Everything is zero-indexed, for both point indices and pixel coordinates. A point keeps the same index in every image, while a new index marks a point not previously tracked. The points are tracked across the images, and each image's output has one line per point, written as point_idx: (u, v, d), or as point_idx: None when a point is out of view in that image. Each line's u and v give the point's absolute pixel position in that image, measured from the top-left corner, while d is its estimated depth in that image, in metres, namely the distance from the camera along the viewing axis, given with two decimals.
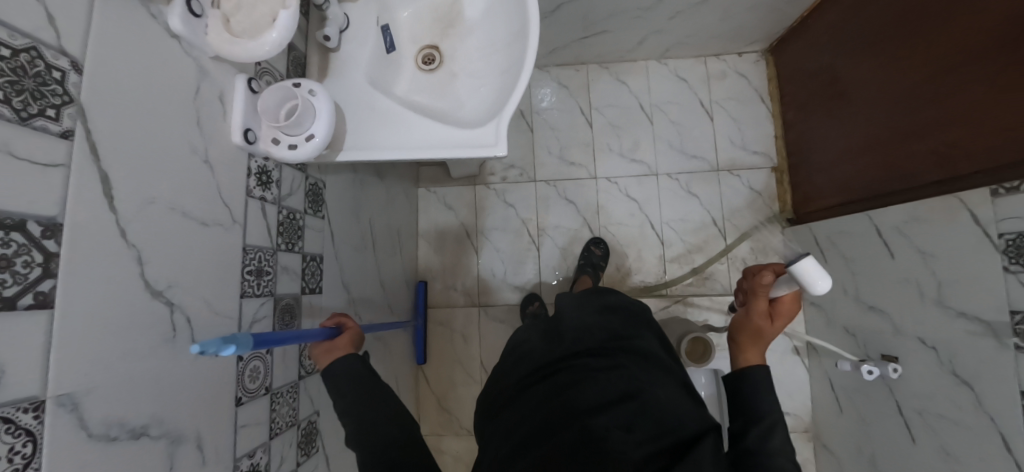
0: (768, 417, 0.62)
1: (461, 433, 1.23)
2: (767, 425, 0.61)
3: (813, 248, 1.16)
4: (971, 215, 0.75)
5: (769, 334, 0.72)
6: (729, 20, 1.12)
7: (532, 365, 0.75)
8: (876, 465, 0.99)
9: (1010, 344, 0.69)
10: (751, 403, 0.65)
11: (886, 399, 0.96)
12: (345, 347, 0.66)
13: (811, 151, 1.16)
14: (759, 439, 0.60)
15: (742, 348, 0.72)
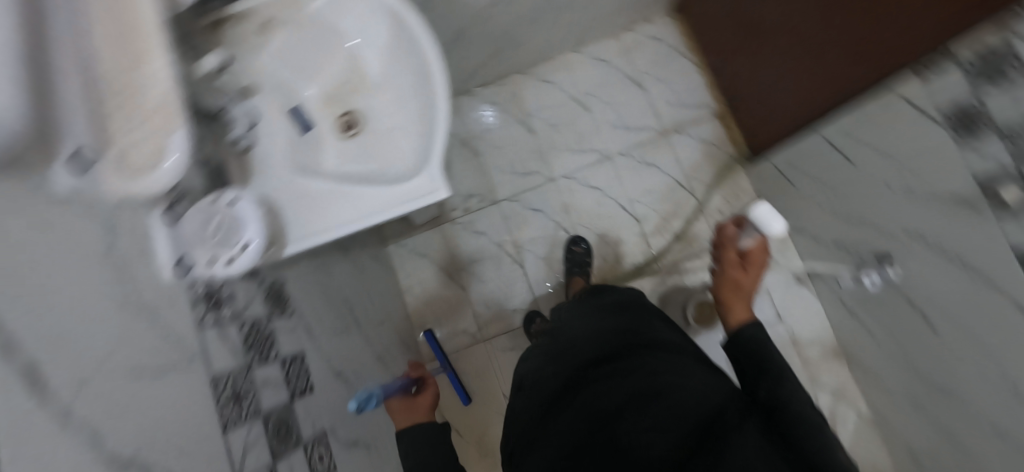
0: (776, 368, 0.60)
1: None
2: (778, 376, 0.59)
3: (778, 177, 1.17)
4: (908, 101, 0.77)
5: (747, 284, 0.75)
6: None
7: (545, 391, 0.73)
8: (912, 366, 0.97)
9: (989, 213, 0.69)
10: (759, 358, 0.63)
11: (898, 300, 0.95)
12: (424, 411, 0.72)
13: (744, 87, 1.18)
14: (773, 390, 0.57)
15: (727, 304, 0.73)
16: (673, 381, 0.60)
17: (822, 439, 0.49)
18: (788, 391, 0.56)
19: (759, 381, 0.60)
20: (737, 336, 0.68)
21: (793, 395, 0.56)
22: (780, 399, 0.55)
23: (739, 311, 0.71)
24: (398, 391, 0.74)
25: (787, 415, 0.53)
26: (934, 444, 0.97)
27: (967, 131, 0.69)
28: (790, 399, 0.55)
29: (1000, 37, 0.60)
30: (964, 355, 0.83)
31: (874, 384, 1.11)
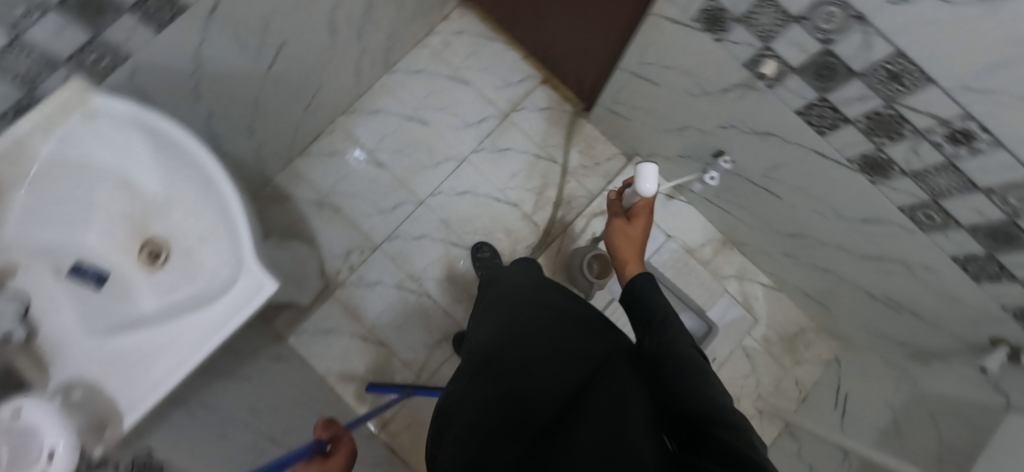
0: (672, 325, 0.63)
1: None
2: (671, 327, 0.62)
3: (611, 117, 1.24)
4: (667, 18, 0.84)
5: (638, 239, 0.90)
6: None
7: (457, 397, 0.72)
8: (773, 229, 1.11)
9: (763, 88, 0.81)
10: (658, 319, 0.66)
11: (739, 181, 1.07)
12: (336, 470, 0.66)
13: (551, 50, 1.25)
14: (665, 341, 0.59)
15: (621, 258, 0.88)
16: (571, 355, 0.62)
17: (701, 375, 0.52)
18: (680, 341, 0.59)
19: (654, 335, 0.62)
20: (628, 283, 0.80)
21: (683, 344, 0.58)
22: (669, 347, 0.58)
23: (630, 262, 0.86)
24: (306, 456, 0.68)
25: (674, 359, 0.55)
26: (823, 280, 1.11)
27: (719, 30, 0.78)
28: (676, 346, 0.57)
29: None
30: (806, 203, 0.96)
31: (761, 256, 1.23)
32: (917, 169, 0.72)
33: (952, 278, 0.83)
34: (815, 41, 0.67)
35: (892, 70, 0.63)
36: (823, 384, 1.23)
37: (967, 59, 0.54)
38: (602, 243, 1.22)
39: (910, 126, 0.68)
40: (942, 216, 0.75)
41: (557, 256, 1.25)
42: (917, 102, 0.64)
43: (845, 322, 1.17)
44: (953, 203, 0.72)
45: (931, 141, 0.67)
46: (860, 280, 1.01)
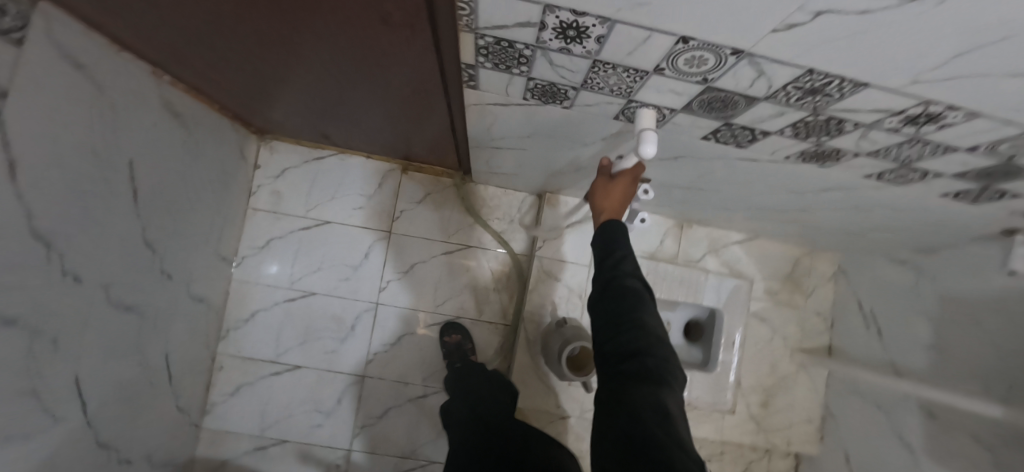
0: (626, 263, 0.62)
1: None
2: (623, 268, 0.61)
3: (494, 176, 1.05)
4: (492, 105, 0.64)
5: (618, 199, 0.67)
6: (191, 182, 0.91)
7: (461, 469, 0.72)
8: (719, 208, 0.97)
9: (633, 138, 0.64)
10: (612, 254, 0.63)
11: (665, 189, 0.90)
12: None
13: (391, 143, 1.03)
14: (612, 284, 0.61)
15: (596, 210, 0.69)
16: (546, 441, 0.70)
17: (647, 325, 0.56)
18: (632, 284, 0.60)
19: (605, 274, 0.62)
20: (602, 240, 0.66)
21: (635, 291, 0.59)
22: (618, 296, 0.59)
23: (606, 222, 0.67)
24: None
25: (624, 311, 0.57)
26: (794, 225, 0.99)
27: (562, 99, 0.58)
28: (628, 296, 0.58)
29: (474, 35, 0.47)
30: (745, 191, 0.81)
31: (717, 222, 1.11)
32: (873, 150, 0.55)
33: (941, 204, 0.70)
34: (688, 83, 0.48)
35: (806, 86, 0.45)
36: (842, 302, 1.17)
37: (913, 52, 0.37)
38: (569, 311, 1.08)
39: (852, 123, 0.50)
40: (919, 173, 0.60)
41: (529, 371, 1.06)
42: (852, 105, 0.47)
43: (827, 241, 1.08)
44: (931, 163, 0.56)
45: (884, 127, 0.50)
46: (829, 220, 0.90)
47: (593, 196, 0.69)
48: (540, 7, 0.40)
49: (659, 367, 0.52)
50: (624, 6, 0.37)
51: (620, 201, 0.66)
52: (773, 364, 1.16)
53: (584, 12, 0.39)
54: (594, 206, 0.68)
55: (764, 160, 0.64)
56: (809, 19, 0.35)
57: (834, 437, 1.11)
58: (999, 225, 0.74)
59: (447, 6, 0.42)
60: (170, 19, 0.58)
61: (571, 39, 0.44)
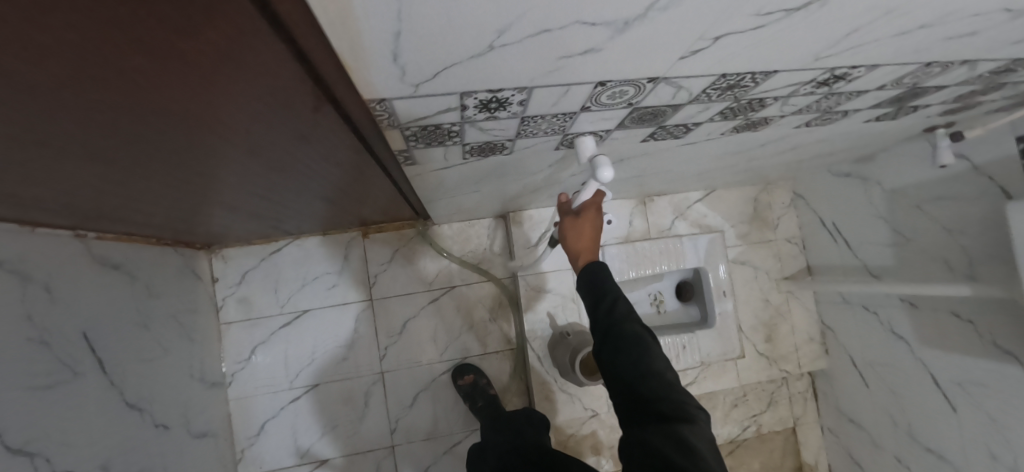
0: (619, 308, 0.64)
1: None
2: (620, 314, 0.64)
3: (455, 214, 1.05)
4: (432, 169, 0.63)
5: (591, 232, 0.72)
6: (154, 324, 0.86)
7: None
8: (674, 179, 1.00)
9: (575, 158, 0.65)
10: (605, 301, 0.66)
11: (620, 182, 0.93)
12: None
13: (343, 218, 1.01)
14: (614, 331, 0.63)
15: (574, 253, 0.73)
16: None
17: (653, 367, 0.59)
18: (630, 327, 0.62)
19: (602, 321, 0.65)
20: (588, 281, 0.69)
21: (636, 333, 0.62)
22: (623, 342, 0.61)
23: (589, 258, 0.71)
24: None
25: (628, 357, 0.60)
26: (744, 173, 1.04)
27: (500, 149, 0.57)
28: (630, 342, 0.61)
29: (398, 129, 0.46)
30: (692, 163, 0.84)
31: (675, 189, 1.15)
32: (797, 109, 0.58)
33: (867, 127, 0.75)
34: (615, 110, 0.49)
35: (723, 85, 0.47)
36: (806, 224, 1.24)
37: (813, 39, 0.39)
38: (567, 318, 1.10)
39: (771, 98, 0.53)
40: (842, 113, 0.64)
41: (554, 390, 1.09)
42: (768, 87, 0.49)
43: (776, 175, 1.14)
44: (851, 104, 0.60)
45: (803, 92, 0.52)
46: (774, 161, 0.95)
47: (567, 241, 0.73)
48: (455, 96, 0.39)
49: (673, 405, 0.56)
50: (538, 75, 0.38)
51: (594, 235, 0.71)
52: (763, 300, 1.23)
53: (500, 89, 0.39)
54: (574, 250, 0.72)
55: (701, 141, 0.67)
56: (710, 44, 0.36)
57: (837, 347, 1.22)
58: (922, 125, 0.79)
59: (362, 111, 0.41)
60: (78, 188, 0.54)
61: (495, 110, 0.44)
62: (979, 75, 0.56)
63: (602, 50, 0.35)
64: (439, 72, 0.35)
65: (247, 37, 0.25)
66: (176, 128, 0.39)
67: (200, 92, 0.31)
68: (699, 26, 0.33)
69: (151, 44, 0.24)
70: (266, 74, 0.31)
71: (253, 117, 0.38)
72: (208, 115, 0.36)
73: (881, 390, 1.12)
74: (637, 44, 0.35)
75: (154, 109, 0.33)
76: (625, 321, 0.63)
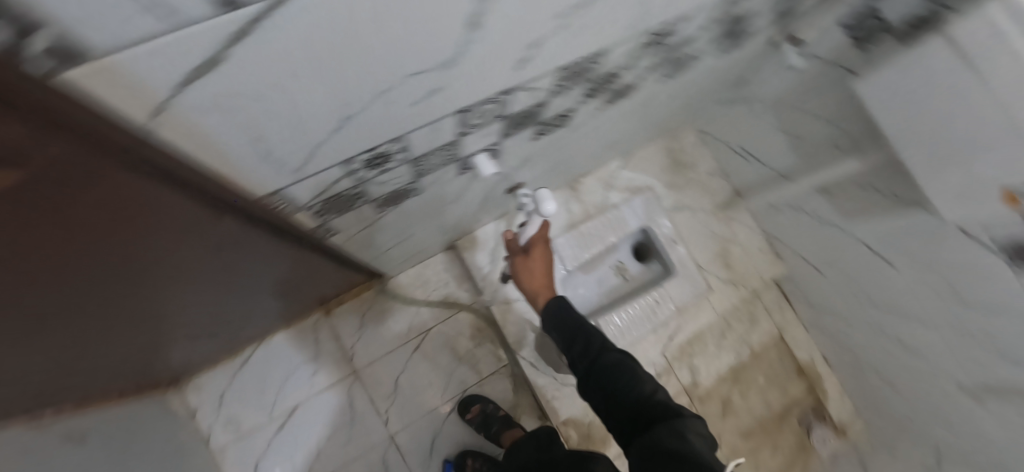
0: (595, 341, 0.80)
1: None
2: (600, 344, 0.79)
3: (405, 262, 1.07)
4: (358, 231, 0.67)
5: (541, 268, 0.96)
6: None
7: None
8: (588, 158, 1.08)
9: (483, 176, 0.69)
10: (582, 338, 0.81)
11: (540, 178, 0.99)
12: None
13: (300, 306, 1.01)
14: (599, 357, 0.77)
15: (531, 286, 0.96)
16: None
17: (638, 377, 0.73)
18: (610, 354, 0.77)
19: (585, 355, 0.79)
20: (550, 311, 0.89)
21: (617, 356, 0.77)
22: (609, 364, 0.76)
23: (543, 289, 0.95)
24: None
25: (614, 380, 0.74)
26: (646, 131, 1.14)
27: (410, 192, 0.61)
28: (612, 367, 0.75)
29: (304, 209, 0.49)
30: (593, 139, 0.91)
31: (595, 166, 1.23)
32: (650, 67, 0.65)
33: (720, 61, 0.85)
34: (491, 125, 0.54)
35: (571, 72, 0.52)
36: (719, 154, 1.35)
37: (617, 13, 0.44)
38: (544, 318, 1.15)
39: (620, 67, 0.59)
40: (690, 57, 0.72)
41: (558, 389, 1.13)
42: (611, 60, 0.55)
43: (676, 123, 1.24)
44: (692, 47, 0.67)
45: (643, 53, 0.59)
46: (664, 112, 1.04)
47: (524, 278, 0.96)
48: (338, 165, 0.43)
49: (660, 401, 0.69)
50: (403, 124, 0.42)
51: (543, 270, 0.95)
52: (709, 233, 1.33)
53: (375, 146, 0.43)
54: (531, 285, 0.95)
55: (583, 121, 0.73)
56: (533, 49, 0.41)
57: (787, 250, 1.33)
58: (765, 42, 0.90)
59: (266, 207, 0.45)
60: (25, 369, 0.54)
61: (383, 164, 0.48)
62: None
63: (446, 87, 0.39)
64: (311, 153, 0.38)
65: (126, 176, 0.29)
66: (104, 275, 0.42)
67: (107, 237, 0.35)
68: (512, 40, 0.38)
69: (47, 213, 0.27)
70: (160, 202, 0.35)
71: (170, 242, 0.42)
72: (125, 256, 0.40)
73: (834, 273, 1.23)
74: (474, 72, 0.39)
75: (73, 266, 0.36)
76: (604, 348, 0.78)
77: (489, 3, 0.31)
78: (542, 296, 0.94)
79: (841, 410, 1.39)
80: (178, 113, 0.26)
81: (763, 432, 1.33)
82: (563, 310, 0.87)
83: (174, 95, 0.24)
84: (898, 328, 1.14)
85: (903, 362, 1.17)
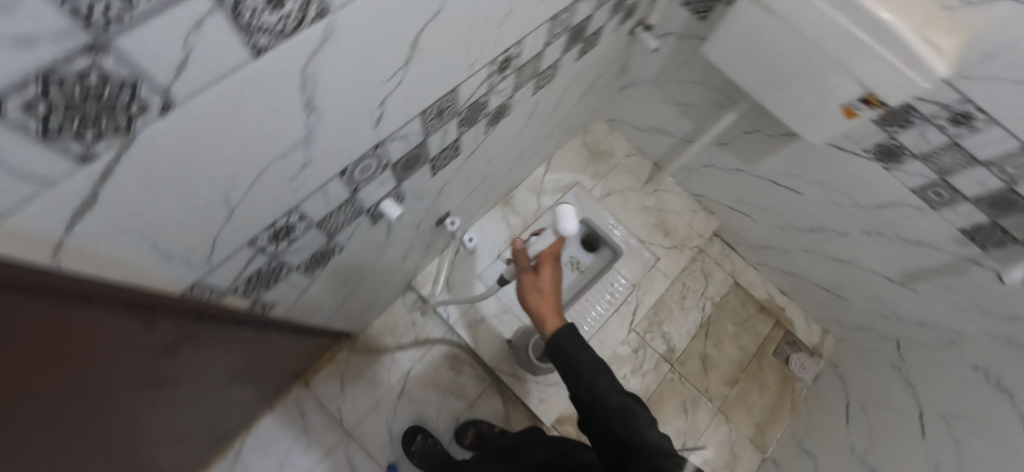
0: (599, 381, 0.70)
1: (728, 424, 1.38)
2: (601, 386, 0.69)
3: (366, 314, 1.13)
4: (298, 297, 0.72)
5: (550, 290, 0.84)
6: None
7: None
8: (507, 173, 1.16)
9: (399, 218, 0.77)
10: (581, 375, 0.70)
11: (465, 203, 1.06)
12: None
13: (275, 384, 1.03)
14: (601, 400, 0.67)
15: (536, 308, 0.82)
16: None
17: (642, 427, 0.64)
18: (614, 400, 0.67)
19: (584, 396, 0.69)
20: (560, 337, 0.74)
21: (619, 400, 0.67)
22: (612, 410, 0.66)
23: (551, 314, 0.80)
24: None
25: (619, 430, 0.64)
26: (553, 134, 1.24)
27: (332, 250, 0.67)
28: (617, 416, 0.66)
29: (231, 293, 0.55)
30: (499, 156, 1.00)
31: (520, 177, 1.32)
32: (515, 87, 0.75)
33: (587, 61, 0.96)
34: (381, 175, 0.61)
35: (435, 113, 0.59)
36: (630, 136, 1.47)
37: (450, 62, 0.52)
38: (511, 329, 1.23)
39: (484, 96, 0.67)
40: (551, 67, 0.81)
41: (545, 389, 1.19)
42: (469, 93, 0.63)
43: (581, 119, 1.35)
44: (547, 59, 0.76)
45: (498, 78, 0.66)
46: (561, 114, 1.15)
47: (528, 298, 0.84)
48: (245, 248, 0.49)
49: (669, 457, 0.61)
50: (290, 198, 0.49)
51: (551, 292, 0.83)
52: (642, 208, 1.43)
53: (272, 223, 0.49)
54: (536, 306, 0.82)
55: (475, 145, 0.82)
56: (381, 109, 0.49)
57: (714, 203, 1.45)
58: (623, 34, 1.01)
59: (197, 302, 0.50)
60: None
61: (289, 235, 0.54)
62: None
63: (314, 158, 0.46)
64: (213, 245, 0.44)
65: (67, 310, 0.35)
66: (85, 408, 0.46)
67: (76, 373, 0.40)
68: (358, 109, 0.46)
69: (4, 372, 0.32)
70: (105, 325, 0.40)
71: (119, 362, 0.45)
72: (95, 385, 0.45)
73: (758, 212, 1.36)
74: (334, 140, 0.47)
75: (37, 415, 0.39)
76: (609, 392, 0.68)
77: (314, 89, 0.39)
78: (550, 321, 0.79)
79: (810, 334, 1.52)
80: (76, 247, 0.32)
81: (746, 375, 1.43)
82: (571, 340, 0.74)
83: (65, 235, 0.31)
84: (824, 245, 1.27)
85: (838, 272, 1.31)
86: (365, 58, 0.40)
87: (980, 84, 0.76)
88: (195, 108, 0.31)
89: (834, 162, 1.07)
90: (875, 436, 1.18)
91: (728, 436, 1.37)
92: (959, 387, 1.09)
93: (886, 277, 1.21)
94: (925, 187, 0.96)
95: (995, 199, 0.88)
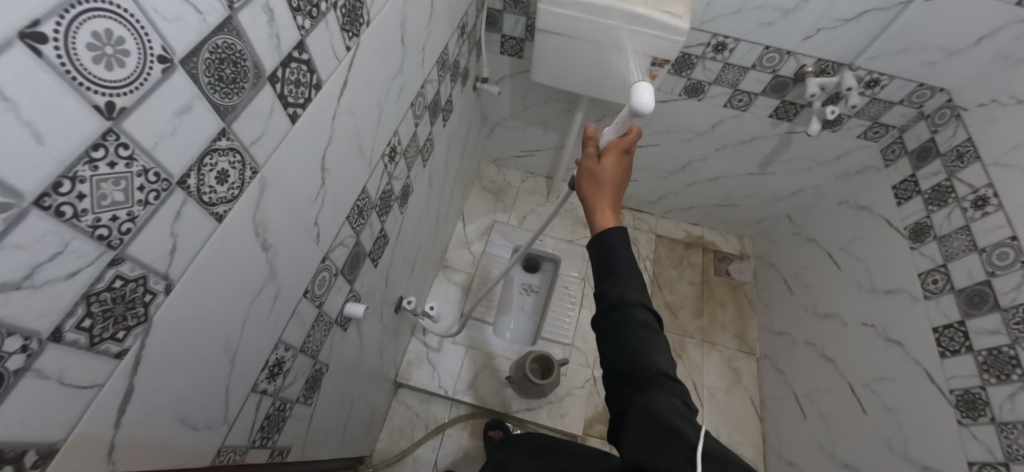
0: (633, 288, 0.57)
1: (717, 348, 1.55)
2: (630, 296, 0.57)
3: (369, 430, 1.12)
4: (305, 434, 0.74)
5: (613, 180, 0.67)
6: None
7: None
8: (432, 240, 1.27)
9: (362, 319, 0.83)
10: (613, 275, 0.58)
11: (410, 283, 1.14)
12: None
13: None
14: (625, 309, 0.56)
15: (586, 200, 0.67)
16: None
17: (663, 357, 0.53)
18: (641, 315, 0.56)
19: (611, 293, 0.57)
20: (607, 240, 0.60)
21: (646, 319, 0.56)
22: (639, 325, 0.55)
23: (605, 206, 0.64)
24: None
25: (639, 343, 0.54)
26: (454, 193, 1.39)
27: (319, 372, 0.72)
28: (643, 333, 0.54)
29: (249, 449, 0.57)
30: (419, 231, 1.11)
31: (445, 241, 1.43)
32: (407, 167, 0.87)
33: (452, 125, 1.14)
34: (335, 284, 0.68)
35: (357, 213, 0.69)
36: (514, 166, 1.68)
37: (354, 169, 0.64)
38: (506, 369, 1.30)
39: (387, 184, 0.79)
40: (427, 141, 0.96)
41: (561, 404, 1.26)
42: (376, 187, 0.74)
43: (470, 171, 1.53)
44: (421, 135, 0.90)
45: (391, 166, 0.79)
46: (453, 175, 1.31)
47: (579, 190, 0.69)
48: (250, 395, 0.53)
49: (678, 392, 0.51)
50: (276, 333, 0.55)
51: (612, 184, 0.66)
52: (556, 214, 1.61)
53: (266, 361, 0.55)
54: (588, 197, 0.66)
55: (397, 229, 0.92)
56: (318, 226, 0.58)
57: None
58: (471, 92, 1.21)
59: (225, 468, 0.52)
60: None
61: (280, 369, 0.59)
62: (444, 75, 0.94)
63: (282, 289, 0.54)
64: (227, 400, 0.49)
65: None
66: None
67: None
68: (303, 235, 0.55)
69: None
70: None
71: None
72: None
73: (638, 174, 1.62)
74: (292, 268, 0.55)
75: None
76: (637, 304, 0.56)
77: (266, 232, 0.47)
78: (603, 215, 0.63)
79: (730, 244, 1.78)
80: (126, 443, 0.37)
81: (706, 302, 1.63)
82: (613, 247, 0.60)
83: (116, 431, 0.35)
84: (693, 172, 1.55)
85: (716, 187, 1.59)
86: (293, 193, 0.50)
87: (718, 22, 1.07)
88: (189, 281, 0.38)
89: (663, 113, 1.35)
90: (813, 291, 1.40)
91: (722, 358, 1.53)
92: (835, 225, 1.38)
93: (748, 174, 1.50)
94: (730, 98, 1.25)
95: (774, 86, 1.18)
